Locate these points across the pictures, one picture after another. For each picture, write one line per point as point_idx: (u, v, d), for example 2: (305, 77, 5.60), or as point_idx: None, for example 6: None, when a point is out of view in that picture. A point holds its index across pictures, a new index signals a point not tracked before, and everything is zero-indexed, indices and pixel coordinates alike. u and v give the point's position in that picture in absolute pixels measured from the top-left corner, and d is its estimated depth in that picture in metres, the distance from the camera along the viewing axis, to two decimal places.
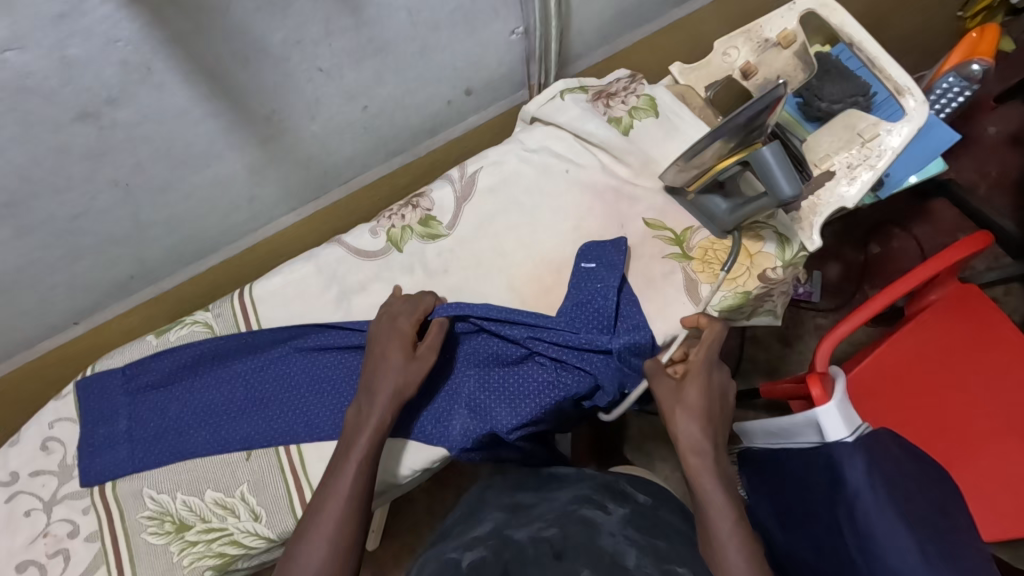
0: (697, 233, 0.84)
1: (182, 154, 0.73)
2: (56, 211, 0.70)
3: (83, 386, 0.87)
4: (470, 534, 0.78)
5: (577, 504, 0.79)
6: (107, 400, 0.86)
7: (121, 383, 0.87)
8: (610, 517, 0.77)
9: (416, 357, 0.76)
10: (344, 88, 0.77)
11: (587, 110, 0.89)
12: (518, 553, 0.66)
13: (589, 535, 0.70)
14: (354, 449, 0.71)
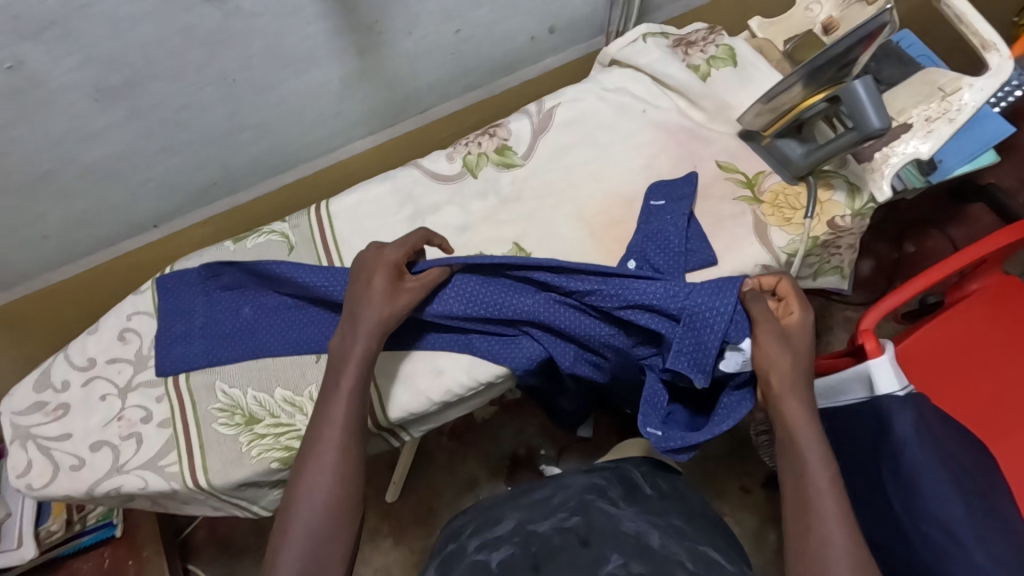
0: (768, 177, 0.86)
1: (288, 55, 0.76)
2: (166, 97, 0.74)
3: (161, 283, 0.90)
4: (490, 530, 0.74)
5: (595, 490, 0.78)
6: (186, 297, 0.89)
7: (200, 281, 0.90)
8: (622, 505, 0.76)
9: (404, 288, 0.73)
10: (443, 6, 0.79)
11: (668, 54, 0.92)
12: (545, 546, 0.67)
13: (610, 520, 0.72)
14: (342, 377, 0.71)
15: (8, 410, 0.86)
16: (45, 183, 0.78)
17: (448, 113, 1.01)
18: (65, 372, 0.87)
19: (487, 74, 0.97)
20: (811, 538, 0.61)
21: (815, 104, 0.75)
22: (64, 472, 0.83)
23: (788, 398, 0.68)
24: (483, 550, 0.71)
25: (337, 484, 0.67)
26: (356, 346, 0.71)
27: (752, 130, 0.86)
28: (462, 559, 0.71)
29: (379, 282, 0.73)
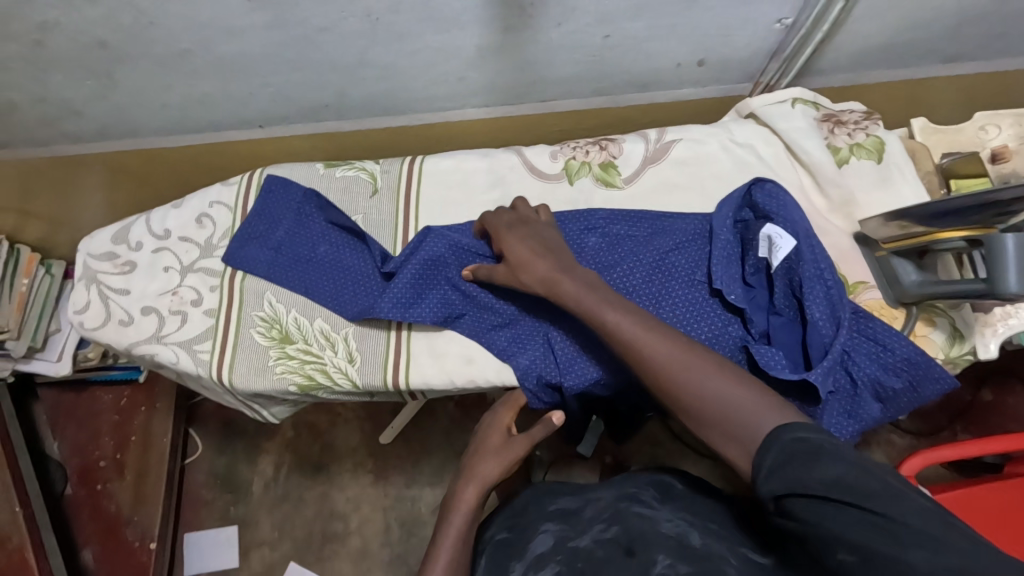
0: (869, 290, 0.80)
1: (435, 11, 0.75)
2: (310, 17, 0.75)
3: (268, 182, 0.92)
4: (528, 549, 0.72)
5: (626, 496, 0.76)
6: (277, 208, 0.91)
7: (296, 201, 0.91)
8: (657, 504, 0.74)
9: (509, 444, 0.79)
10: (603, 9, 0.76)
11: (811, 127, 0.86)
12: (590, 561, 0.66)
13: (647, 522, 0.70)
14: (467, 488, 0.76)
15: (85, 250, 0.93)
16: (178, 59, 0.81)
17: (566, 109, 0.98)
18: (141, 234, 0.93)
19: (619, 85, 0.93)
20: (715, 420, 0.62)
21: (950, 239, 0.69)
22: (112, 324, 0.89)
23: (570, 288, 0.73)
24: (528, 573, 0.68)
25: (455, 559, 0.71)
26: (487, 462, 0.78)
27: (870, 236, 0.80)
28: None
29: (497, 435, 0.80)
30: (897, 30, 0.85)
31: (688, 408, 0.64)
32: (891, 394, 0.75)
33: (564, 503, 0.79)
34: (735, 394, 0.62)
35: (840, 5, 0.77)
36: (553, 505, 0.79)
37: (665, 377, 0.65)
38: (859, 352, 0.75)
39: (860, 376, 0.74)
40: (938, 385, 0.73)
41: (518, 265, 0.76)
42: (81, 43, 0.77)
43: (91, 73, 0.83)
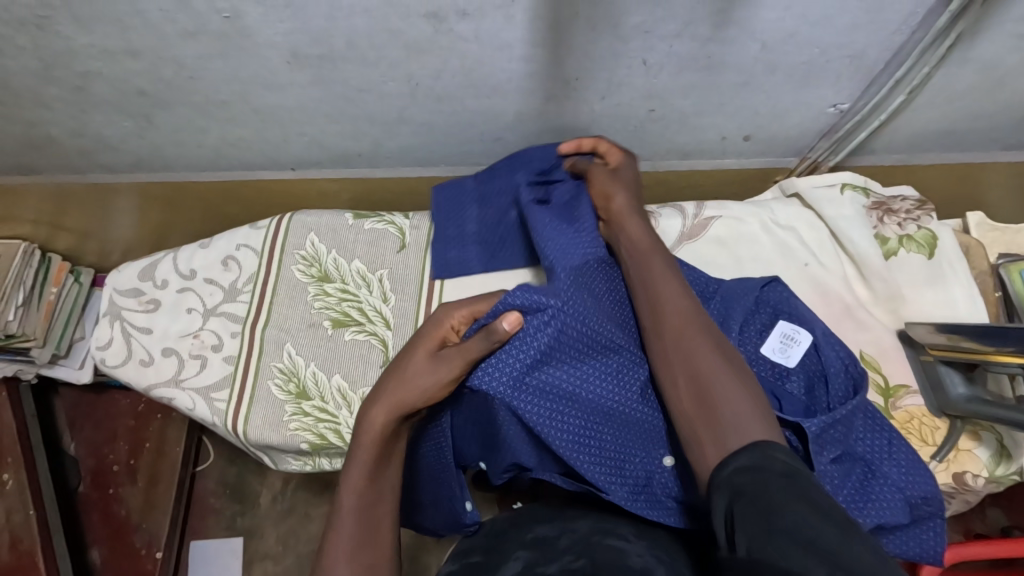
0: (910, 396, 0.76)
1: (477, 80, 0.73)
2: (351, 80, 0.74)
3: (433, 198, 0.91)
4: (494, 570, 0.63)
5: (602, 528, 0.67)
6: (459, 204, 0.89)
7: (472, 192, 0.89)
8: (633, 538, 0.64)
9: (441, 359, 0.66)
10: (650, 86, 0.74)
11: (860, 215, 0.81)
12: None
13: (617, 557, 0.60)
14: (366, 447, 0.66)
15: (112, 285, 0.93)
16: (217, 108, 0.81)
17: None
18: (167, 272, 0.93)
19: (659, 153, 0.90)
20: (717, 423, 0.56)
21: (1008, 364, 0.66)
22: (133, 362, 0.89)
23: (644, 262, 0.70)
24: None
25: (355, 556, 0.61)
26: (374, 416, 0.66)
27: (916, 340, 0.76)
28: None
29: (421, 356, 0.67)
30: (958, 119, 0.80)
31: (667, 367, 0.63)
32: (893, 526, 0.67)
33: (543, 531, 0.69)
34: (743, 404, 0.57)
35: (901, 96, 0.73)
36: (531, 534, 0.69)
37: (672, 330, 0.64)
38: (887, 468, 0.68)
39: (877, 498, 0.66)
40: (932, 536, 0.68)
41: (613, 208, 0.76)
42: (123, 91, 0.77)
43: (130, 116, 0.83)
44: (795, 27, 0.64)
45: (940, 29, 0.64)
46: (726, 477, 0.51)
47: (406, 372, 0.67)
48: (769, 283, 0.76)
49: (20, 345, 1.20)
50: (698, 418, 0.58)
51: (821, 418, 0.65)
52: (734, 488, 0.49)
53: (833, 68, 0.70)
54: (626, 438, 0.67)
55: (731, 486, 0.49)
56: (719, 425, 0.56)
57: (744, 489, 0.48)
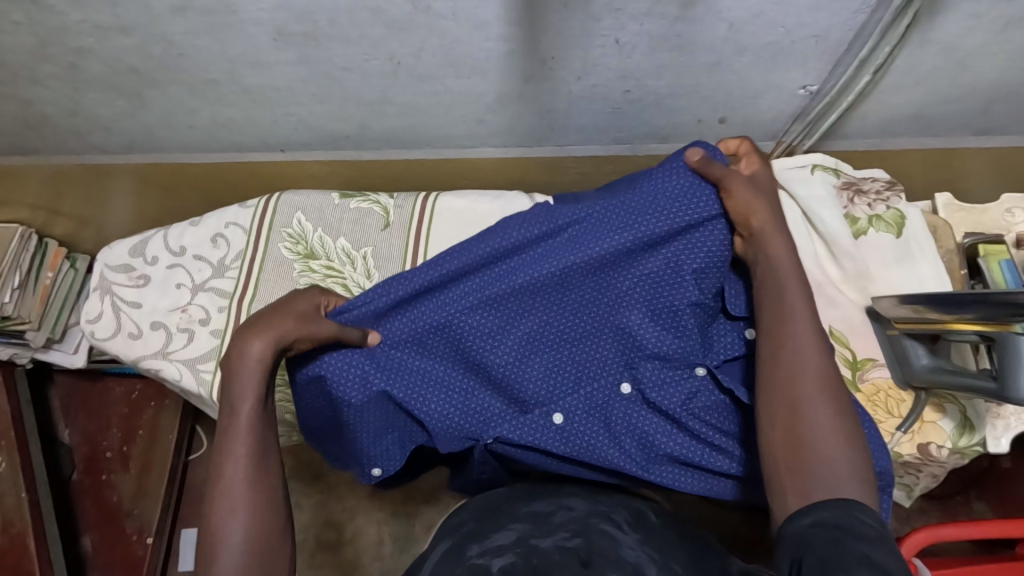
0: (877, 369, 0.78)
1: (457, 59, 0.76)
2: (334, 58, 0.76)
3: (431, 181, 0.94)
4: (489, 538, 0.70)
5: (600, 514, 0.73)
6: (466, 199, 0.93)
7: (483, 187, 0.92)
8: (626, 527, 0.71)
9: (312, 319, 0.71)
10: (624, 66, 0.76)
11: (831, 195, 0.84)
12: (546, 560, 0.64)
13: (611, 544, 0.68)
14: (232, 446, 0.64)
15: (103, 261, 0.95)
16: (207, 88, 0.83)
17: (584, 154, 0.97)
18: (158, 249, 0.95)
19: (639, 136, 0.93)
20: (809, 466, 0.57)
21: (964, 331, 0.67)
22: (122, 336, 0.91)
23: (783, 306, 0.65)
24: (485, 556, 0.67)
25: (258, 518, 0.62)
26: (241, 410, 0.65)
27: (882, 314, 0.78)
28: (461, 563, 0.67)
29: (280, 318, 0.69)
30: (926, 102, 0.83)
31: (768, 406, 0.62)
32: None
33: (538, 506, 0.76)
34: (838, 452, 0.58)
35: (866, 77, 0.76)
36: (523, 508, 0.76)
37: (792, 370, 0.62)
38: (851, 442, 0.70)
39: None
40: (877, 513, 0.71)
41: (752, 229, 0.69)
42: (114, 69, 0.80)
43: (121, 95, 0.85)
44: (759, 7, 0.66)
45: (899, 9, 0.66)
46: (800, 531, 0.53)
47: (237, 383, 0.66)
48: None
49: (15, 328, 1.22)
50: (788, 463, 0.59)
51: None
52: (807, 543, 0.51)
53: (799, 49, 0.73)
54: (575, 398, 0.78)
55: (804, 539, 0.52)
56: (817, 483, 0.56)
57: (816, 544, 0.50)
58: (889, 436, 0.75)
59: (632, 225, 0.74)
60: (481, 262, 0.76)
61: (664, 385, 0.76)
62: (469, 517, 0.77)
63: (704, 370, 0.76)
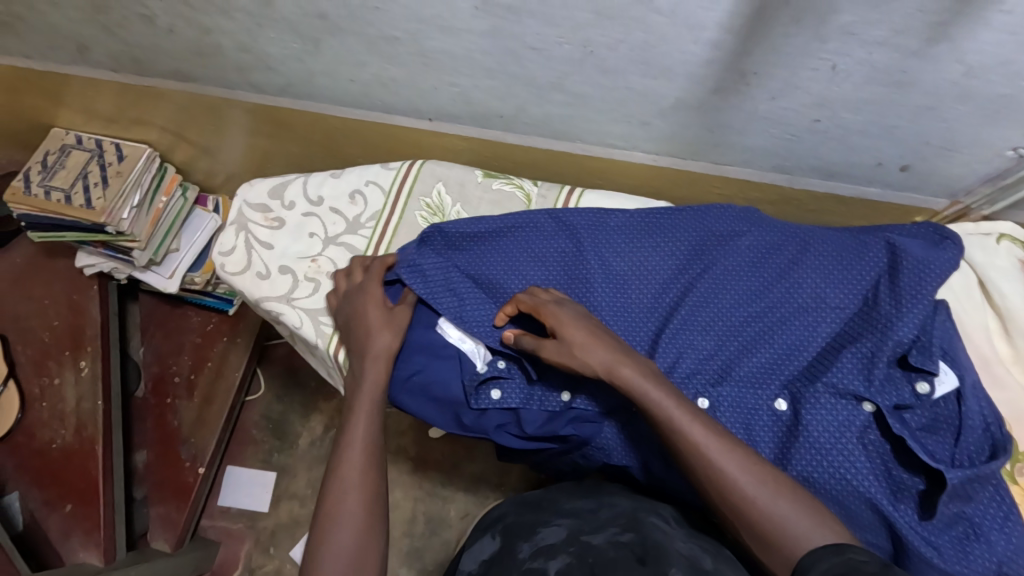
0: None
1: (653, 57, 0.72)
2: (526, 36, 0.74)
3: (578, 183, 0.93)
4: (538, 536, 0.70)
5: (646, 508, 0.74)
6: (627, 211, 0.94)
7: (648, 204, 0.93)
8: (675, 525, 0.71)
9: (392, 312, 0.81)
10: (827, 93, 0.72)
11: (1015, 269, 0.78)
12: (602, 558, 0.62)
13: (664, 537, 0.66)
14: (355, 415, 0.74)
15: (243, 197, 0.97)
16: (385, 44, 0.83)
17: (737, 176, 0.93)
18: (296, 194, 0.96)
19: (803, 168, 0.88)
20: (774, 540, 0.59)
21: None
22: (250, 274, 0.92)
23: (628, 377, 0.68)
24: (540, 556, 0.65)
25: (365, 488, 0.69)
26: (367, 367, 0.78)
27: None
28: (515, 567, 0.65)
29: (372, 313, 0.80)
30: None
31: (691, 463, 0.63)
32: None
33: (582, 504, 0.78)
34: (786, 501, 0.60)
35: None
36: (568, 505, 0.78)
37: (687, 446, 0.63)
38: (993, 535, 0.66)
39: (970, 556, 0.66)
40: None
41: (574, 348, 0.71)
42: (305, 11, 0.80)
43: (300, 37, 0.86)
44: (1010, 56, 0.61)
45: None
46: None
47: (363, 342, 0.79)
48: (940, 309, 0.75)
49: (123, 245, 1.25)
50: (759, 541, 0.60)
51: (965, 471, 0.66)
52: None
53: None
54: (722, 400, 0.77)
55: None
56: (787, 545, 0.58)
57: None
58: None
59: (819, 247, 0.81)
60: (663, 242, 0.85)
61: (824, 410, 0.73)
62: (511, 511, 0.81)
63: (871, 408, 0.73)
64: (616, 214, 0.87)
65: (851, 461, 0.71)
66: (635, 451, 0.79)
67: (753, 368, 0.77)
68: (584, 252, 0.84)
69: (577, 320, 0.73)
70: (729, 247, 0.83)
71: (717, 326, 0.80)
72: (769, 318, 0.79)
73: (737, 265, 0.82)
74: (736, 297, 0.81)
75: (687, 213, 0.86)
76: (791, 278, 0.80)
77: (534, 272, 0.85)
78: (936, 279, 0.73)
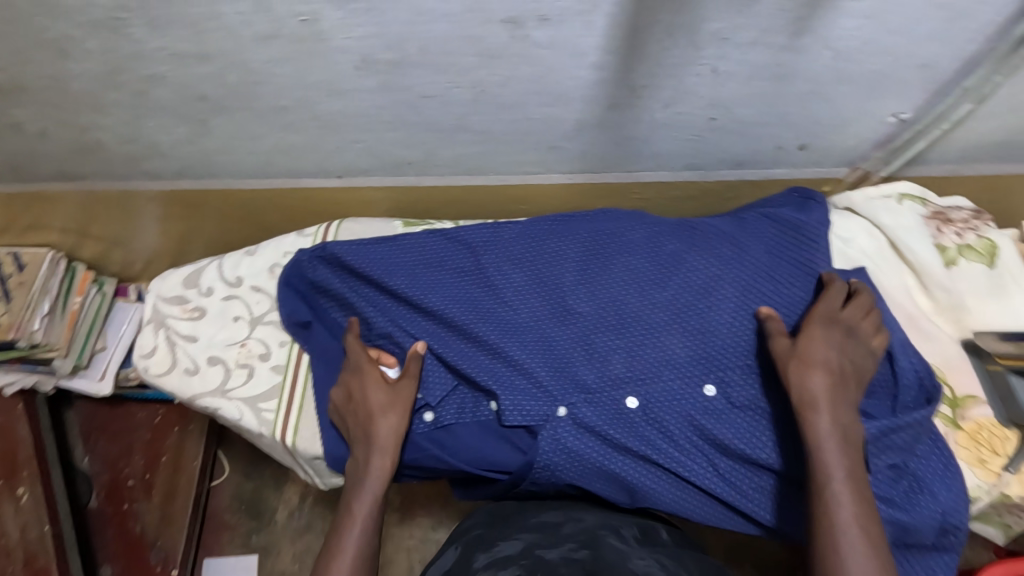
0: (978, 406, 0.76)
1: (545, 87, 0.72)
2: (416, 86, 0.73)
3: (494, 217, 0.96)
4: (495, 548, 0.68)
5: (608, 527, 0.71)
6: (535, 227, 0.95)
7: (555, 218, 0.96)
8: (634, 544, 0.69)
9: (393, 386, 0.79)
10: (717, 94, 0.73)
11: (920, 226, 0.82)
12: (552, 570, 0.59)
13: (620, 555, 0.63)
14: (363, 486, 0.73)
15: (156, 292, 0.91)
16: (274, 115, 0.80)
17: (653, 180, 0.95)
18: (212, 279, 0.92)
19: (713, 162, 0.90)
20: None
21: None
22: (177, 371, 0.87)
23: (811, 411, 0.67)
24: (491, 568, 0.63)
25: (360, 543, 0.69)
26: (372, 461, 0.74)
27: (983, 349, 0.76)
28: None
29: (371, 381, 0.79)
30: (1015, 131, 0.81)
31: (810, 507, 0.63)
32: (922, 545, 0.70)
33: (549, 519, 0.74)
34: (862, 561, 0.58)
35: (967, 107, 0.74)
36: (535, 520, 0.74)
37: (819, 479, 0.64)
38: (935, 487, 0.70)
39: (916, 506, 0.69)
40: (942, 566, 0.71)
41: (804, 362, 0.69)
42: (183, 96, 0.76)
43: (184, 121, 0.82)
44: (871, 36, 0.64)
45: (1017, 38, 0.64)
46: None
47: (354, 383, 0.79)
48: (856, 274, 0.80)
49: (41, 356, 1.13)
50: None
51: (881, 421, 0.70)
52: None
53: (903, 77, 0.70)
54: (653, 391, 0.78)
55: None
56: None
57: None
58: (995, 478, 0.72)
59: (720, 231, 0.85)
60: (574, 249, 0.86)
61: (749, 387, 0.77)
62: (480, 524, 0.77)
63: None
64: (524, 230, 0.88)
65: (783, 430, 0.76)
66: (581, 463, 0.77)
67: (678, 355, 0.79)
68: (492, 271, 0.86)
69: (829, 354, 0.69)
70: (637, 244, 0.85)
71: (637, 320, 0.81)
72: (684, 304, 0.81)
73: (647, 260, 0.84)
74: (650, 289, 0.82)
75: (595, 218, 0.89)
76: (699, 263, 0.83)
77: (450, 298, 0.85)
78: (822, 245, 0.81)
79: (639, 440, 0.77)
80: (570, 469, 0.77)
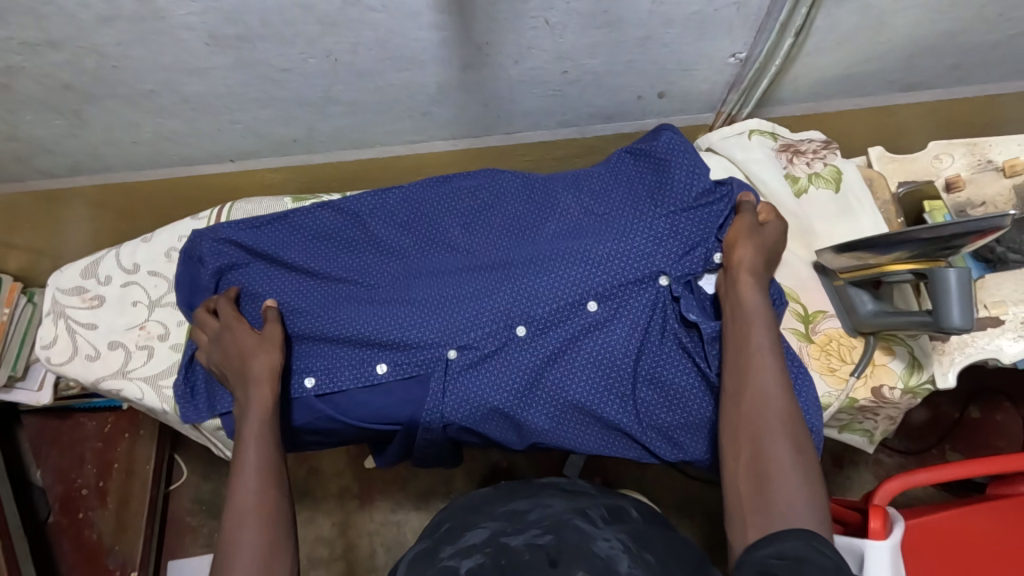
0: (827, 320, 0.81)
1: (394, 51, 0.76)
2: (271, 59, 0.76)
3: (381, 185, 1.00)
4: (461, 538, 0.71)
5: (573, 510, 0.74)
6: None
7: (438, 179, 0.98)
8: (602, 523, 0.71)
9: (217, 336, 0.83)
10: (559, 46, 0.78)
11: (770, 158, 0.87)
12: (513, 560, 0.61)
13: (585, 538, 0.66)
14: (249, 428, 0.74)
15: (54, 285, 0.93)
16: (145, 100, 0.82)
17: (533, 140, 0.99)
18: (110, 268, 0.94)
19: (584, 117, 0.94)
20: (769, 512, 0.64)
21: (901, 272, 0.71)
22: (79, 358, 0.90)
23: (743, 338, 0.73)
24: (456, 557, 0.66)
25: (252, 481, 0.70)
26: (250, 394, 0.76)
27: (827, 266, 0.81)
28: (431, 566, 0.66)
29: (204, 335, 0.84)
30: (851, 62, 0.86)
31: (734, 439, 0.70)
32: None
33: (516, 506, 0.78)
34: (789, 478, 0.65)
35: (790, 41, 0.79)
36: (502, 507, 0.78)
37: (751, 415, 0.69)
38: None
39: None
40: None
41: (747, 258, 0.76)
42: (49, 86, 0.78)
43: (60, 113, 0.84)
44: None
45: None
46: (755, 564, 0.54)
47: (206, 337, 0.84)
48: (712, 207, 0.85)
49: None
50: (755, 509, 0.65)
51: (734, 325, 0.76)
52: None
53: (723, 16, 0.75)
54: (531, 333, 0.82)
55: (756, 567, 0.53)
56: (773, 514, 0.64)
57: None
58: (843, 384, 0.78)
59: (590, 175, 0.88)
60: (452, 205, 0.89)
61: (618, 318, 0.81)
62: (445, 515, 0.81)
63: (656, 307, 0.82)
64: (405, 191, 0.90)
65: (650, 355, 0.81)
66: (470, 406, 0.81)
67: (552, 296, 0.82)
68: (376, 233, 0.89)
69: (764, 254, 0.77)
70: (512, 195, 0.89)
71: (514, 267, 0.85)
72: (557, 247, 0.85)
73: (523, 209, 0.88)
74: (526, 237, 0.86)
75: (472, 175, 0.92)
76: (571, 207, 0.86)
77: (338, 264, 0.88)
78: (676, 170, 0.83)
79: (518, 377, 0.81)
80: (459, 412, 0.81)
